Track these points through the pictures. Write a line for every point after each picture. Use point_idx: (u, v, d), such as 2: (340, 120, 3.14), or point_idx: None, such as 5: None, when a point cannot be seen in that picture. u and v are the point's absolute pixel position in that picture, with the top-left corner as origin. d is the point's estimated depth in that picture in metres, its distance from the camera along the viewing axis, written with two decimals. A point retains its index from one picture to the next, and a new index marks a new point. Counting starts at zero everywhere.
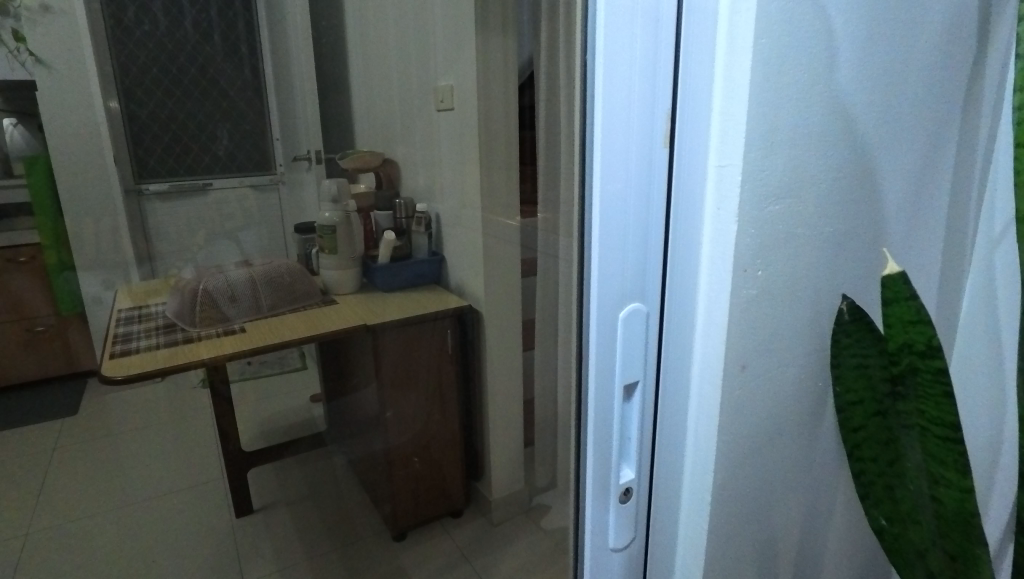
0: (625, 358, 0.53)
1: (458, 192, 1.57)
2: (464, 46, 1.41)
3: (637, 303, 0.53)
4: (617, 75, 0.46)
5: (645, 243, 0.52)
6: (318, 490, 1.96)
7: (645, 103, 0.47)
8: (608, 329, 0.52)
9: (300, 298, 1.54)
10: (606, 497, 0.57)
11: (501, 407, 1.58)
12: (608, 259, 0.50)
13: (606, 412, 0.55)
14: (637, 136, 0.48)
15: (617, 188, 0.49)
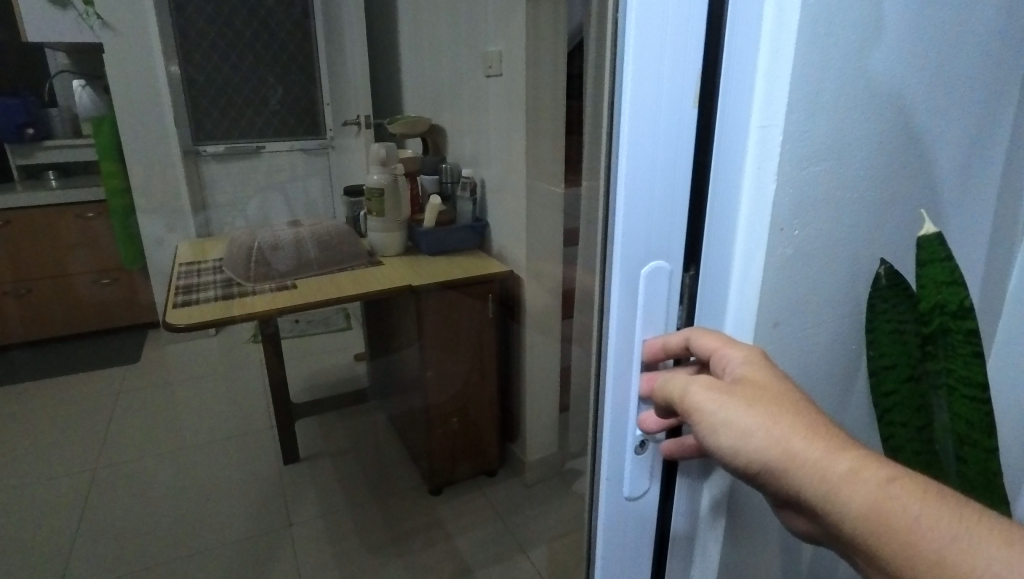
0: (646, 315, 0.54)
1: (504, 158, 1.58)
2: (514, 11, 1.41)
3: (660, 260, 0.52)
4: (653, 33, 0.45)
5: (672, 201, 0.51)
6: (360, 443, 2.05)
7: (677, 62, 0.46)
8: (630, 286, 0.52)
9: (346, 259, 1.59)
10: (623, 449, 0.59)
11: (541, 376, 1.62)
12: (632, 216, 0.50)
13: (626, 366, 0.55)
14: (670, 96, 0.47)
15: (645, 145, 0.48)
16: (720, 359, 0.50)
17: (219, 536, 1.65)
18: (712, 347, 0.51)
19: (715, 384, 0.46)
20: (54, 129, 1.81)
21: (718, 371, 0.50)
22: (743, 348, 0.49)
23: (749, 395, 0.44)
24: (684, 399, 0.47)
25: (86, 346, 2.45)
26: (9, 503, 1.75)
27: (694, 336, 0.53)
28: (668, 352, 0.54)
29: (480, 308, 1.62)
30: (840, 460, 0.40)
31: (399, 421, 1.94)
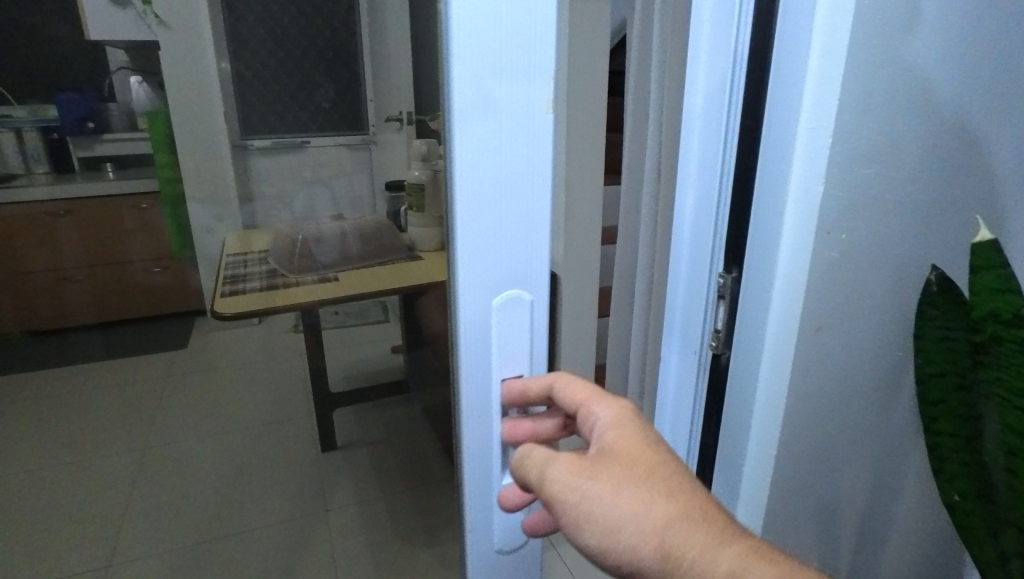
0: (503, 350, 0.47)
1: None
2: None
3: (520, 290, 0.46)
4: (486, 33, 0.39)
5: (530, 221, 0.45)
6: (396, 432, 2.09)
7: (519, 70, 0.40)
8: (482, 318, 0.46)
9: (386, 251, 1.56)
10: (488, 498, 0.51)
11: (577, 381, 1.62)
12: (479, 239, 0.44)
13: (483, 411, 0.48)
14: (514, 108, 0.41)
15: (483, 159, 0.42)
16: (586, 417, 0.50)
17: (258, 518, 1.71)
18: (580, 403, 0.50)
19: (581, 464, 0.46)
20: (113, 124, 2.58)
21: (585, 429, 0.50)
22: (611, 410, 0.49)
23: (615, 478, 0.44)
24: (546, 482, 0.46)
25: (151, 331, 2.68)
26: (69, 476, 1.86)
27: (558, 386, 0.49)
28: (530, 399, 0.49)
29: None
30: (709, 549, 0.43)
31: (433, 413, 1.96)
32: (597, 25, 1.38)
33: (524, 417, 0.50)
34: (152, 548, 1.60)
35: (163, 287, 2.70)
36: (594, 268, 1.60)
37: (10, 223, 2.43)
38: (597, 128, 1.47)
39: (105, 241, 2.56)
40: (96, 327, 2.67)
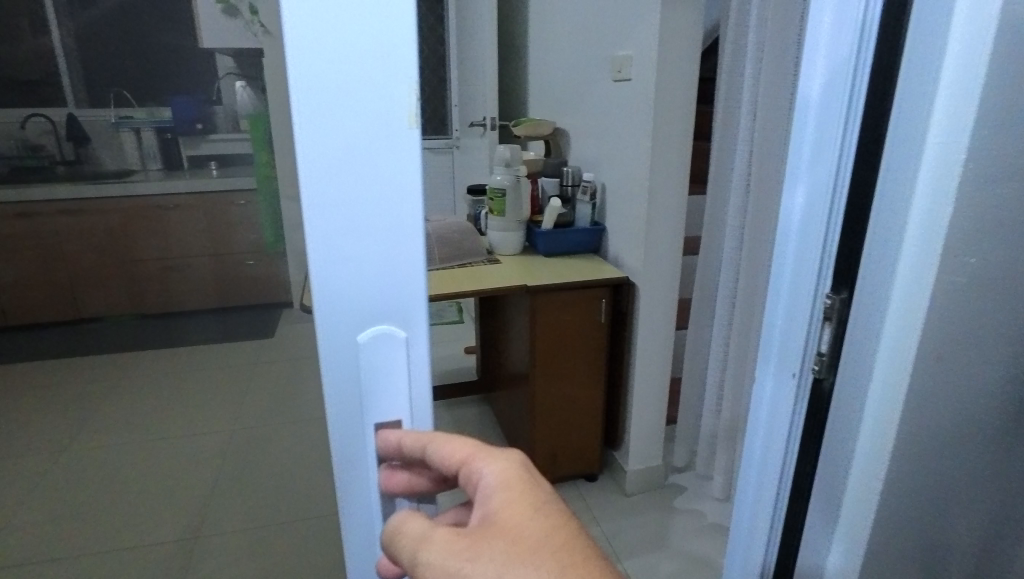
0: (372, 393, 0.41)
1: (626, 162, 1.56)
2: (645, 15, 1.39)
3: (390, 329, 0.40)
4: (315, 36, 0.33)
5: (396, 248, 0.38)
6: (464, 432, 2.09)
7: (363, 73, 0.34)
8: (345, 356, 0.40)
9: (467, 254, 1.66)
10: (368, 559, 0.45)
11: (653, 389, 1.66)
12: (334, 270, 0.38)
13: (351, 463, 0.42)
14: (362, 122, 0.35)
15: (327, 178, 0.35)
16: (470, 475, 0.43)
17: None
18: (460, 459, 0.42)
19: (456, 543, 0.40)
20: (219, 125, 2.92)
21: (468, 488, 0.43)
22: (494, 466, 0.42)
23: (494, 561, 0.39)
24: (417, 564, 0.40)
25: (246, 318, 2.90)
26: (164, 453, 2.00)
27: (433, 445, 0.42)
28: (405, 455, 0.43)
29: (590, 311, 1.58)
30: None
31: (503, 415, 1.97)
32: (687, 32, 1.37)
33: (399, 469, 0.44)
34: (231, 525, 1.69)
35: (255, 279, 2.89)
36: (673, 278, 1.56)
37: (131, 215, 2.72)
38: (682, 136, 1.45)
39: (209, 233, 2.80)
40: (200, 312, 2.93)
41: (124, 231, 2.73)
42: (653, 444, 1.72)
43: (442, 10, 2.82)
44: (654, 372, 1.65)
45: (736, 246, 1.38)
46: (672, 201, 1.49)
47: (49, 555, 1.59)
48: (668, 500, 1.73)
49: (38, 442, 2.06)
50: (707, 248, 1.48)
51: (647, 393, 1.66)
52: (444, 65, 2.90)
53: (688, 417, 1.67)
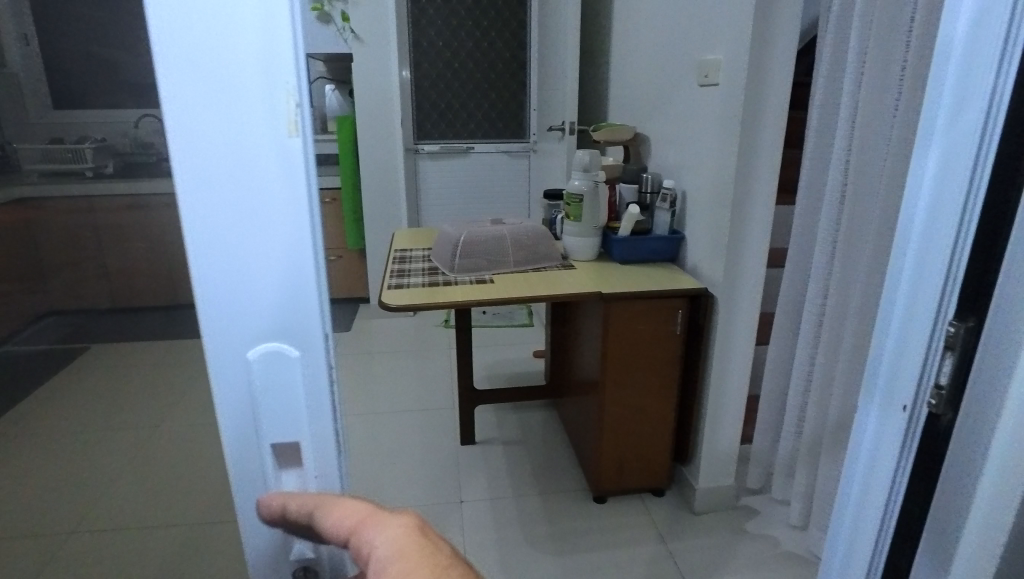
0: (266, 413, 0.40)
1: (709, 169, 1.51)
2: (738, 19, 1.34)
3: (284, 346, 0.39)
4: (185, 50, 0.33)
5: (284, 262, 0.38)
6: (530, 436, 2.09)
7: (230, 84, 0.34)
8: (235, 373, 0.39)
9: (540, 259, 1.67)
10: None
11: (729, 406, 1.60)
12: (216, 286, 0.37)
13: (254, 501, 0.43)
14: (239, 136, 0.35)
15: (205, 194, 0.35)
16: (360, 544, 0.40)
17: (400, 496, 1.80)
18: (349, 527, 0.40)
19: None
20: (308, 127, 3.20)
21: (360, 560, 0.40)
22: (382, 533, 0.40)
23: None
24: None
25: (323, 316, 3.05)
26: None
27: (320, 511, 0.41)
28: (294, 520, 0.43)
29: (665, 321, 1.54)
30: None
31: (570, 422, 1.95)
32: (782, 36, 1.32)
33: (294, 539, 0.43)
34: None
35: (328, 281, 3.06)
36: (756, 291, 1.50)
37: None
38: (773, 143, 1.39)
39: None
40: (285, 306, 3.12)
41: None
42: (726, 462, 1.66)
43: (525, 15, 2.80)
44: (730, 388, 1.58)
45: (827, 260, 1.31)
46: (758, 210, 1.43)
47: None
48: (740, 523, 1.65)
49: None
50: (794, 261, 1.41)
51: (721, 409, 1.60)
52: (524, 70, 2.89)
53: (765, 437, 1.60)
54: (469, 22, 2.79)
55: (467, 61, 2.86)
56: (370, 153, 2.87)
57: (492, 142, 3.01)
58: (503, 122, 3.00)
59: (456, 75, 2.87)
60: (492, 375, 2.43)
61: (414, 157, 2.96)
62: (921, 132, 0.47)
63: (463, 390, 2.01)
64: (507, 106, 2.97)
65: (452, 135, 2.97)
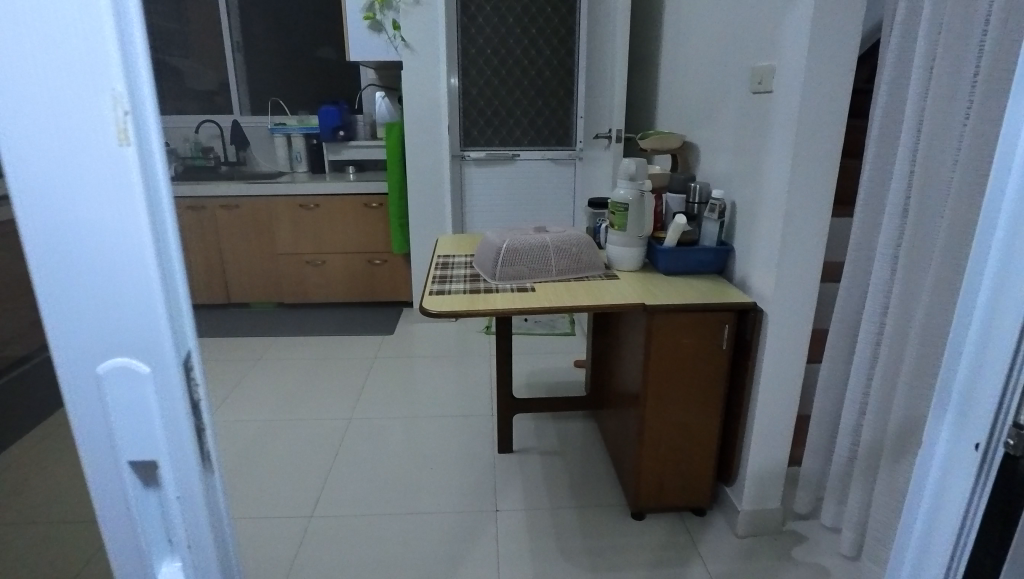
0: (120, 423, 0.43)
1: (761, 179, 1.46)
2: (795, 24, 1.29)
3: (133, 362, 0.42)
4: (17, 83, 0.36)
5: (125, 283, 0.40)
6: (568, 447, 2.06)
7: (61, 115, 0.36)
8: (90, 385, 0.42)
9: (583, 269, 1.65)
10: None
11: (777, 426, 1.54)
12: (64, 304, 0.40)
13: (114, 511, 0.46)
14: (69, 162, 0.37)
15: (45, 218, 0.38)
16: None
17: (438, 503, 1.79)
18: None
19: None
20: (358, 133, 3.28)
21: None
22: None
23: None
24: None
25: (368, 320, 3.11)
26: (288, 435, 2.14)
27: None
28: None
29: (711, 336, 1.49)
30: None
31: (609, 435, 1.91)
32: (843, 40, 1.26)
33: None
34: (343, 509, 1.77)
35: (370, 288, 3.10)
36: (808, 307, 1.44)
37: (279, 212, 3.11)
38: (830, 153, 1.33)
39: (339, 233, 3.15)
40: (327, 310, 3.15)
41: (271, 225, 3.13)
42: (772, 484, 1.59)
43: (574, 23, 2.84)
44: (778, 407, 1.52)
45: (887, 277, 1.24)
46: (812, 223, 1.37)
47: None
48: (787, 549, 1.58)
49: None
50: (851, 277, 1.34)
51: (768, 428, 1.54)
52: (572, 78, 2.91)
53: (814, 460, 1.53)
54: (518, 30, 2.83)
55: (515, 68, 2.88)
56: (417, 160, 2.90)
57: (537, 150, 3.01)
58: (549, 130, 2.99)
59: (504, 82, 2.90)
60: (532, 384, 2.41)
61: (460, 164, 3.00)
62: (1001, 144, 0.44)
63: (502, 399, 1.99)
64: (553, 114, 2.97)
65: (498, 142, 2.99)
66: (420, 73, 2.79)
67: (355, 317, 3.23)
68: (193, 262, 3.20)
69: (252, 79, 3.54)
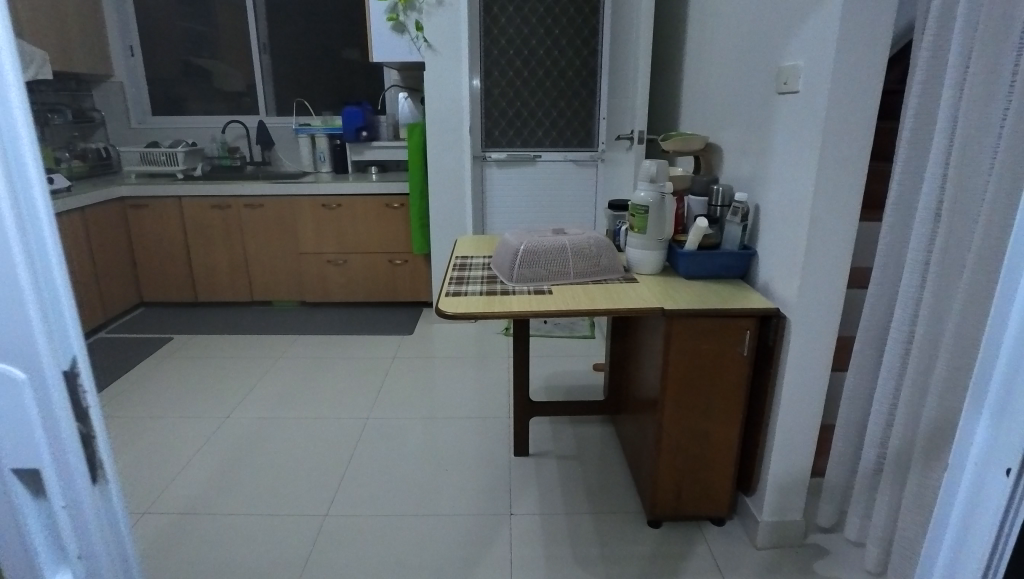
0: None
1: (786, 181, 1.42)
2: (822, 23, 1.26)
3: (9, 368, 0.45)
4: None
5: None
6: (585, 452, 2.04)
7: None
8: None
9: (602, 271, 1.62)
10: None
11: (800, 435, 1.50)
12: None
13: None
14: None
15: None
16: None
17: (454, 505, 1.78)
18: None
19: None
20: (381, 133, 3.29)
21: None
22: None
23: None
24: None
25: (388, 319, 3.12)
26: (307, 433, 2.16)
27: None
28: None
29: (732, 342, 1.46)
30: None
31: (627, 440, 1.88)
32: (873, 37, 1.22)
33: None
34: (358, 509, 1.77)
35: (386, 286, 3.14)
36: (834, 314, 1.40)
37: (302, 211, 3.14)
38: (859, 154, 1.29)
39: (361, 233, 3.17)
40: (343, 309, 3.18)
41: (294, 224, 3.17)
42: (793, 495, 1.55)
43: (597, 24, 2.81)
44: (801, 416, 1.48)
45: (917, 284, 1.20)
46: (839, 227, 1.33)
47: (208, 509, 1.77)
48: (808, 563, 1.54)
49: (208, 407, 2.34)
50: (879, 283, 1.30)
51: (791, 438, 1.50)
52: (594, 78, 2.89)
53: (838, 471, 1.48)
54: (541, 31, 2.82)
55: (538, 68, 2.87)
56: (439, 159, 2.92)
57: (559, 151, 2.99)
58: (571, 131, 2.97)
59: (526, 83, 2.89)
60: (550, 387, 2.39)
61: (481, 165, 2.99)
62: None
63: (519, 401, 1.98)
64: (576, 114, 2.95)
65: (520, 143, 2.98)
66: (441, 73, 2.80)
67: (375, 317, 3.25)
68: (218, 260, 3.26)
69: (278, 80, 3.59)
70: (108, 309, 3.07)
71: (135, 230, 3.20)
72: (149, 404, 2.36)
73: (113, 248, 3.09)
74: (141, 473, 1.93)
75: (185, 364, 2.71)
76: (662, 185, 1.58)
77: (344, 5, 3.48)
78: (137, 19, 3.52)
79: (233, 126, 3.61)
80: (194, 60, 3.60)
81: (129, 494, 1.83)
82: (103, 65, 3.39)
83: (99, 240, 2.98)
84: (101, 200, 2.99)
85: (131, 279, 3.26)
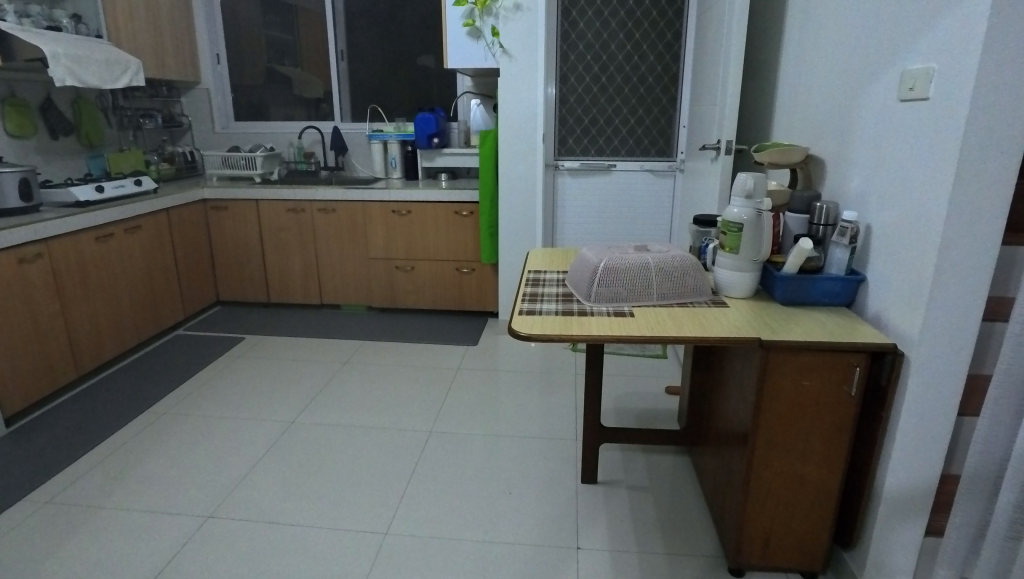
0: None
1: (908, 199, 1.25)
2: (963, 21, 1.10)
3: None
4: None
5: None
6: (659, 484, 1.90)
7: None
8: None
9: (688, 294, 1.50)
10: None
11: (915, 489, 1.32)
12: None
13: None
14: None
15: None
16: None
17: (515, 533, 1.69)
18: None
19: None
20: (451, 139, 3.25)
21: None
22: None
23: None
24: None
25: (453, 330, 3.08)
26: (370, 444, 2.12)
27: None
28: None
29: (838, 379, 1.30)
30: None
31: (707, 476, 1.74)
32: None
33: None
34: (420, 528, 1.71)
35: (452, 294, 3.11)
36: (962, 354, 1.22)
37: (373, 217, 3.15)
38: (1005, 172, 1.11)
39: (430, 241, 3.15)
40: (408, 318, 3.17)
41: (364, 230, 3.18)
42: (902, 554, 1.37)
43: (680, 28, 2.69)
44: (917, 465, 1.30)
45: None
46: (975, 254, 1.16)
47: (272, 518, 1.75)
48: None
49: (276, 411, 2.35)
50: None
51: (902, 491, 1.32)
52: (676, 84, 2.76)
53: (962, 533, 1.29)
54: (621, 35, 2.71)
55: (617, 74, 2.76)
56: (512, 168, 2.82)
57: (636, 160, 2.86)
58: (650, 139, 2.84)
59: (604, 89, 2.78)
60: (621, 410, 2.26)
61: (554, 173, 2.92)
62: None
63: (590, 426, 1.86)
64: (654, 122, 2.82)
65: (595, 152, 2.88)
66: (514, 79, 2.69)
67: (441, 325, 3.21)
68: (290, 263, 3.32)
69: (354, 87, 3.63)
70: (188, 307, 3.18)
71: (216, 231, 3.31)
72: (220, 405, 2.40)
73: (195, 248, 3.20)
74: (209, 477, 1.94)
75: (256, 365, 2.76)
76: (761, 203, 1.43)
77: (421, 12, 3.49)
78: (225, 30, 3.65)
79: (309, 132, 3.68)
80: (277, 68, 3.69)
81: (198, 496, 1.85)
82: (193, 73, 3.54)
83: (181, 240, 3.08)
84: (186, 201, 3.11)
85: (210, 278, 3.37)
